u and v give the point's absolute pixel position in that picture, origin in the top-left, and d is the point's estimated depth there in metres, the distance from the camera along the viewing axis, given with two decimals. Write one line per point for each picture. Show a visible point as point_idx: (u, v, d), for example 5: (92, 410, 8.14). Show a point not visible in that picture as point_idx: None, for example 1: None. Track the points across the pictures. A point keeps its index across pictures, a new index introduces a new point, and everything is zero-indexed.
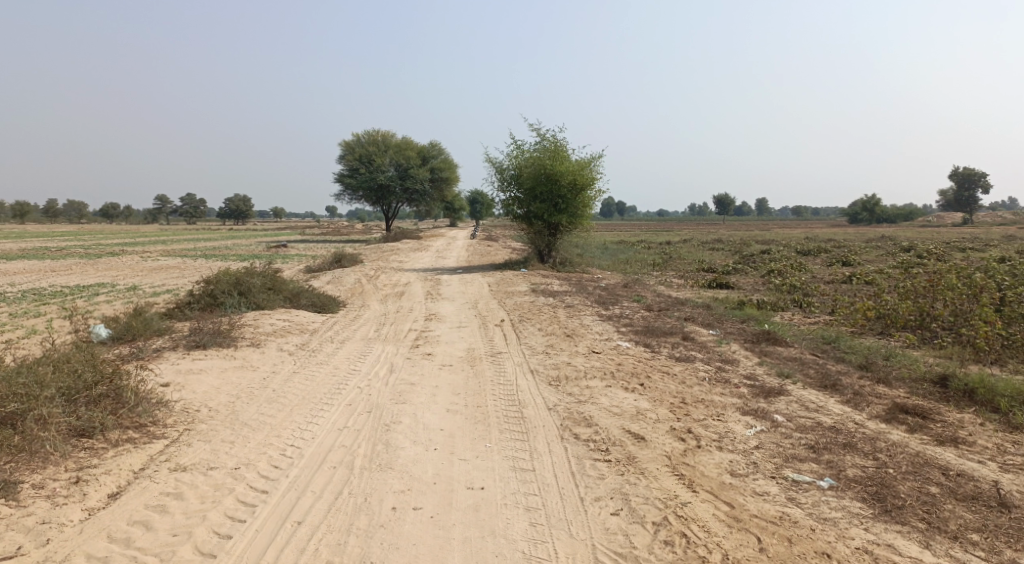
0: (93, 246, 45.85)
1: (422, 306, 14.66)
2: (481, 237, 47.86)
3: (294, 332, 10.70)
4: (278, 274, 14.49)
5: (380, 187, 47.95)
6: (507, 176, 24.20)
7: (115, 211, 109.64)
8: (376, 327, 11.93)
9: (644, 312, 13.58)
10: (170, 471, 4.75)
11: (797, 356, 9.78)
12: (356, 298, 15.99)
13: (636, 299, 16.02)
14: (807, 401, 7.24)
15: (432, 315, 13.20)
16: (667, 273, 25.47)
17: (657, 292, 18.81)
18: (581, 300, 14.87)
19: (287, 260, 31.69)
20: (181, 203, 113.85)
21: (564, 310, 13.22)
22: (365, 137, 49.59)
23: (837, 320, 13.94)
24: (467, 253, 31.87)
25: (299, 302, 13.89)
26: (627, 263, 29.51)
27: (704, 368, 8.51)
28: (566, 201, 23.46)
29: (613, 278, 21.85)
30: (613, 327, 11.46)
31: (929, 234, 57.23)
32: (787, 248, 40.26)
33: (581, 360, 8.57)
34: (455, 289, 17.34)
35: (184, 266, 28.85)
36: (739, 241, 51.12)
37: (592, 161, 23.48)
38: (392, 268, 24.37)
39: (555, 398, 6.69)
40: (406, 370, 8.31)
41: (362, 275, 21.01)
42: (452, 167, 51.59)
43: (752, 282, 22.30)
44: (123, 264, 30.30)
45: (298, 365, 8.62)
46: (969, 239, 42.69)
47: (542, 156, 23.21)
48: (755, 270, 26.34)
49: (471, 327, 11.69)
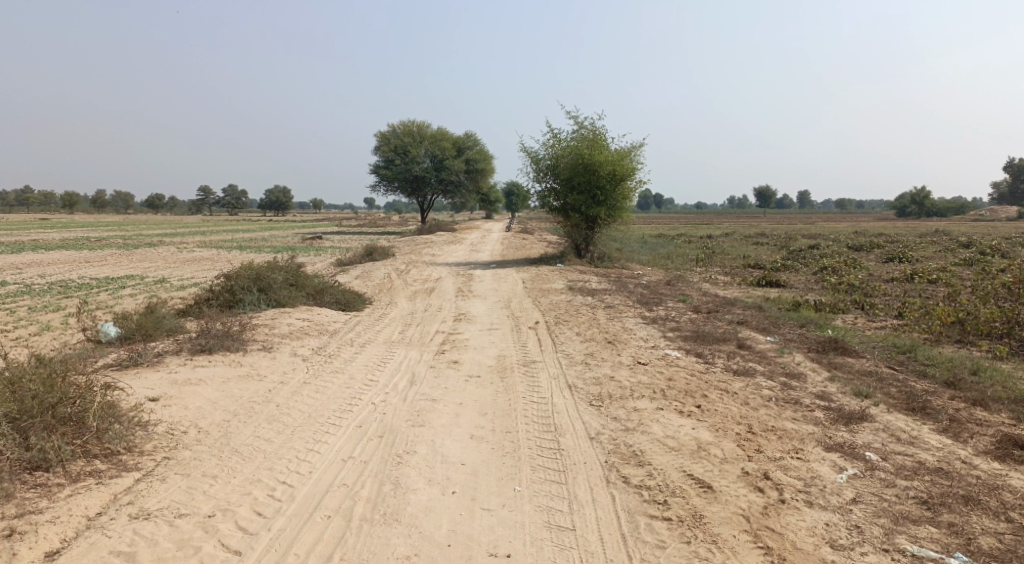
0: (132, 237, 46.40)
1: (451, 304, 13.79)
2: (516, 229, 46.92)
3: (312, 334, 9.95)
4: (301, 269, 13.77)
5: (414, 178, 47.35)
6: (543, 166, 23.15)
7: (158, 201, 111.82)
8: (400, 328, 11.11)
9: (691, 314, 12.47)
10: (129, 520, 3.98)
11: (871, 369, 8.61)
12: (384, 294, 15.22)
13: (680, 299, 14.89)
14: (897, 430, 6.12)
15: (462, 315, 12.34)
16: (711, 269, 24.15)
17: (702, 290, 17.62)
18: (621, 299, 13.82)
19: (319, 252, 31.25)
20: (223, 195, 115.82)
21: (603, 311, 12.20)
22: (400, 128, 49.03)
23: (908, 325, 12.59)
24: (501, 246, 30.96)
25: (322, 299, 13.18)
26: (668, 257, 28.19)
27: (768, 385, 7.44)
28: (605, 192, 22.33)
29: (655, 275, 20.68)
30: (658, 332, 10.41)
31: (987, 228, 54.20)
32: (837, 242, 38.26)
33: (625, 372, 7.59)
34: (487, 286, 16.43)
35: (217, 258, 28.63)
36: (784, 234, 49.23)
37: (633, 150, 22.28)
38: (424, 262, 23.62)
39: (598, 423, 5.71)
40: (428, 382, 7.44)
41: (392, 269, 20.28)
42: (487, 158, 50.67)
43: (804, 280, 20.84)
44: (158, 256, 30.26)
45: (311, 372, 7.81)
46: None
47: (581, 145, 22.10)
48: (806, 267, 24.82)
49: (502, 330, 10.76)
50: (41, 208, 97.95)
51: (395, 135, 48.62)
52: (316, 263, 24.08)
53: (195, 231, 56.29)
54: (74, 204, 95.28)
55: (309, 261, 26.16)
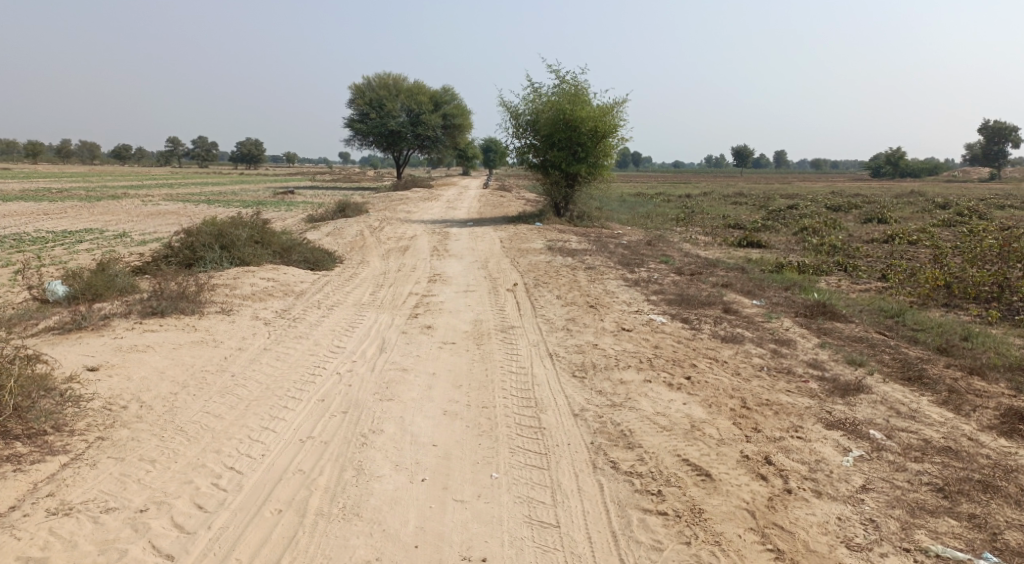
0: (95, 189, 44.58)
1: (425, 264, 13.20)
2: (493, 186, 46.05)
3: (276, 295, 9.33)
4: (267, 225, 13.00)
5: (389, 133, 45.95)
6: (522, 121, 22.31)
7: (123, 153, 107.92)
8: (372, 289, 10.53)
9: (674, 276, 12.06)
10: (47, 517, 3.50)
11: (862, 336, 8.30)
12: (355, 253, 14.54)
13: (662, 260, 14.46)
14: (896, 404, 5.81)
15: (437, 275, 11.79)
16: (691, 229, 23.77)
17: (684, 250, 17.23)
18: (602, 260, 13.36)
19: (290, 208, 30.18)
20: (192, 147, 112.17)
21: (584, 273, 11.73)
22: (374, 79, 47.30)
23: (894, 288, 12.33)
24: (478, 204, 30.21)
25: (289, 257, 12.47)
26: (647, 217, 27.72)
27: (758, 354, 7.07)
28: (586, 149, 21.65)
29: (636, 235, 20.23)
30: (641, 295, 9.98)
31: (961, 190, 54.62)
32: (815, 203, 38.15)
33: (609, 340, 7.15)
34: (463, 245, 15.82)
35: (183, 212, 27.44)
36: (762, 194, 49.08)
37: (615, 106, 21.54)
38: (399, 219, 22.83)
39: (581, 398, 5.30)
40: (399, 350, 6.93)
41: (365, 226, 19.52)
42: (464, 113, 49.32)
43: (786, 240, 20.56)
44: (120, 209, 28.93)
45: (272, 338, 7.23)
46: (1006, 195, 40.41)
47: (561, 99, 21.28)
48: (787, 227, 24.57)
49: (479, 292, 10.25)
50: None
51: (369, 86, 46.93)
52: (287, 220, 23.17)
53: (161, 185, 54.33)
54: (35, 154, 91.57)
55: (279, 216, 25.19)
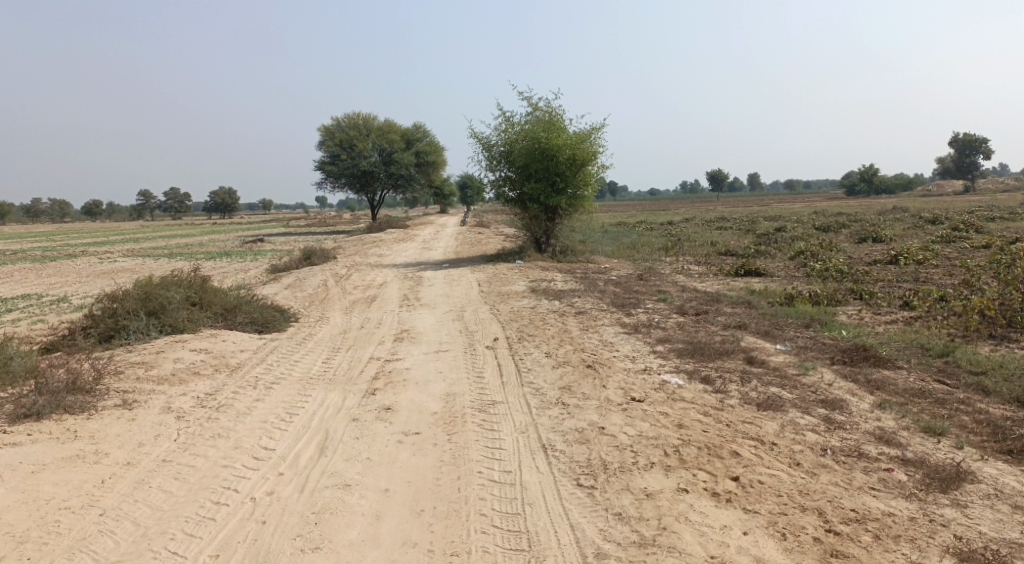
0: (51, 247, 42.38)
1: (393, 317, 11.59)
2: (471, 223, 44.71)
3: (204, 373, 7.60)
4: (207, 282, 11.29)
5: (362, 174, 44.66)
6: (495, 153, 20.99)
7: (94, 207, 105.56)
8: (326, 354, 8.89)
9: (677, 317, 10.58)
10: None
11: (920, 388, 6.85)
12: (314, 308, 12.88)
13: (659, 297, 13.00)
14: (1017, 499, 4.36)
15: (405, 331, 10.20)
16: (681, 258, 22.48)
17: (679, 284, 15.85)
18: (593, 301, 11.87)
19: (254, 257, 28.41)
20: (164, 199, 110.07)
21: (574, 320, 10.20)
22: (344, 121, 46.11)
23: (926, 319, 10.96)
24: (455, 243, 28.72)
25: (233, 320, 10.74)
26: (633, 248, 26.39)
27: (811, 426, 5.58)
28: (565, 179, 20.40)
29: (624, 269, 18.87)
30: (646, 347, 8.44)
31: (940, 203, 54.27)
32: (801, 224, 37.19)
33: (619, 416, 5.58)
34: (437, 291, 14.24)
35: (138, 268, 25.48)
36: (743, 218, 48.29)
37: (594, 133, 20.39)
38: (369, 264, 21.22)
39: (596, 529, 3.84)
40: (346, 448, 5.28)
41: (331, 275, 17.88)
42: (438, 150, 48.27)
43: (784, 266, 19.31)
44: (71, 268, 26.90)
45: (180, 442, 5.49)
46: (989, 206, 39.87)
47: (536, 128, 20.06)
48: (780, 251, 23.39)
49: (454, 351, 8.67)
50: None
51: (339, 128, 45.74)
52: (248, 272, 21.41)
53: (126, 239, 52.30)
54: (2, 214, 89.40)
55: (240, 268, 23.40)
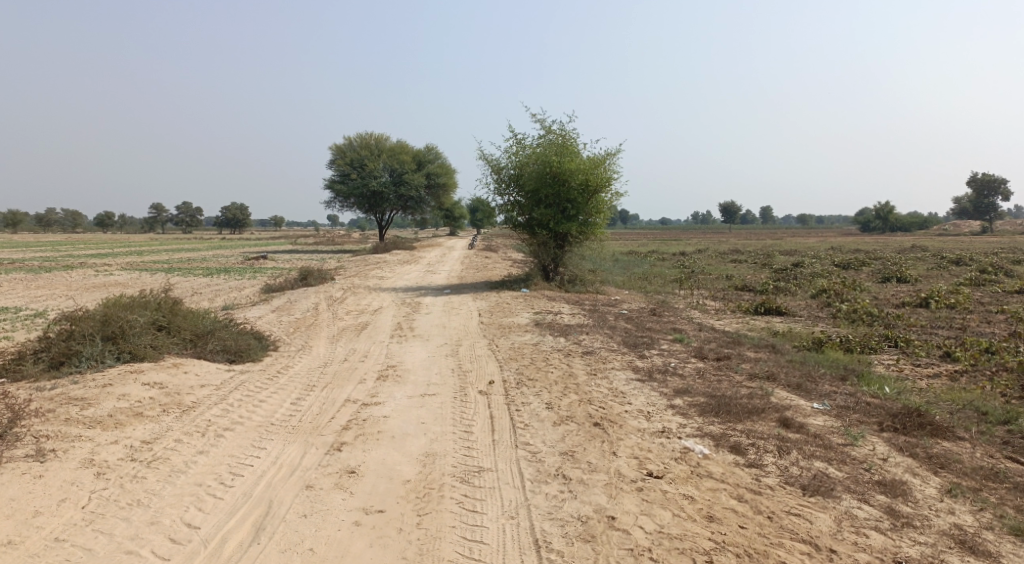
0: (52, 257, 41.63)
1: (381, 349, 10.57)
2: (478, 247, 43.83)
3: (149, 414, 6.54)
4: (180, 305, 10.29)
5: (371, 194, 44.02)
6: (505, 177, 20.08)
7: (105, 218, 105.65)
8: (297, 393, 7.84)
9: (695, 363, 9.49)
10: None
11: (993, 468, 5.70)
12: (300, 335, 11.89)
13: (674, 336, 11.91)
14: None
15: (392, 367, 9.17)
16: (696, 293, 21.36)
17: (696, 322, 14.73)
18: (603, 340, 10.78)
19: (255, 276, 27.57)
20: (177, 213, 110.35)
21: (581, 363, 9.13)
22: (357, 140, 45.65)
23: (975, 375, 9.78)
24: (461, 267, 27.76)
25: (204, 349, 9.73)
26: (646, 280, 25.29)
27: (873, 522, 4.49)
28: (577, 206, 19.47)
29: (636, 302, 17.77)
30: (663, 400, 7.34)
31: (958, 244, 52.86)
32: (819, 261, 35.99)
33: (633, 500, 4.50)
34: (434, 321, 13.20)
35: (133, 283, 24.62)
36: (758, 252, 47.05)
37: (608, 158, 19.49)
38: (368, 287, 20.24)
39: None
40: (288, 534, 4.21)
41: (325, 298, 16.92)
42: (450, 173, 47.60)
43: (806, 306, 18.15)
44: (65, 280, 26.10)
45: (86, 514, 4.45)
46: (1014, 249, 38.52)
47: (548, 151, 19.18)
48: (801, 289, 22.22)
49: (443, 396, 7.58)
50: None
51: (351, 147, 45.26)
52: (242, 292, 20.49)
53: (132, 250, 51.74)
54: (15, 222, 89.80)
55: (236, 288, 22.50)
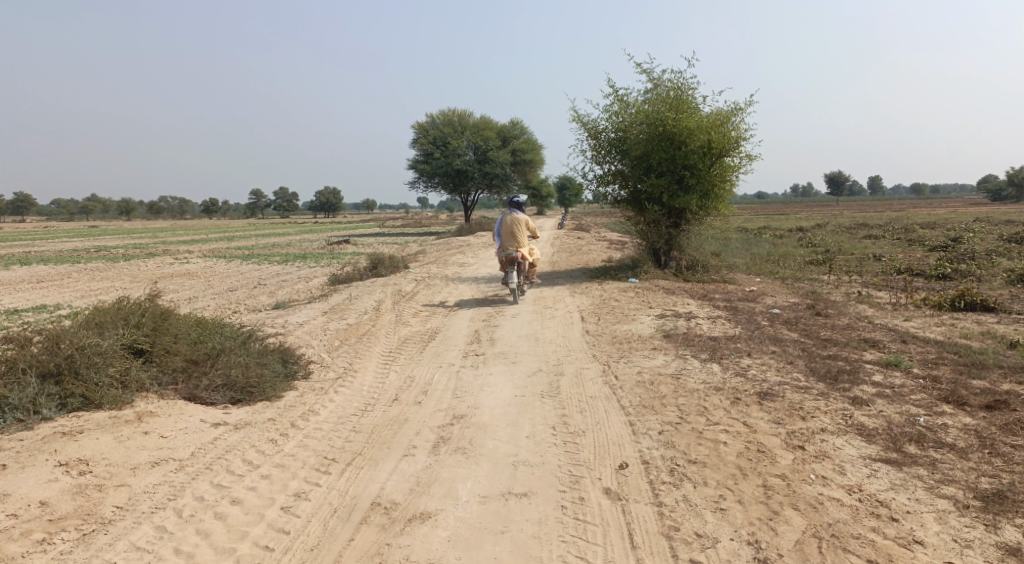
0: (145, 246, 41.78)
1: (449, 380, 7.41)
2: (569, 227, 40.14)
3: (9, 549, 3.72)
4: (173, 315, 7.43)
5: (455, 173, 41.27)
6: (604, 141, 16.38)
7: (210, 206, 109.84)
8: (304, 477, 4.82)
9: (959, 416, 5.66)
10: None
11: None
12: (345, 351, 8.95)
13: (892, 361, 7.61)
14: None
15: (460, 420, 5.98)
16: (849, 280, 16.90)
17: (880, 325, 10.66)
18: (777, 365, 7.14)
19: (329, 263, 25.28)
20: (274, 199, 113.07)
21: (765, 418, 5.54)
22: (439, 117, 42.97)
23: None
24: (552, 250, 24.34)
25: (200, 384, 6.88)
26: (775, 263, 20.87)
27: None
28: (696, 173, 15.59)
29: (781, 295, 13.78)
30: (978, 531, 3.79)
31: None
32: (980, 234, 29.81)
33: None
34: (523, 328, 9.90)
35: (200, 276, 22.75)
36: (888, 225, 40.54)
37: (736, 113, 15.43)
38: (446, 277, 17.22)
39: None
40: None
41: (391, 293, 14.02)
42: (537, 147, 44.03)
43: (1018, 297, 13.46)
44: (138, 271, 24.73)
45: None
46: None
47: (660, 107, 15.37)
48: (989, 271, 17.23)
49: (541, 496, 4.30)
50: (99, 216, 98.13)
51: (433, 124, 42.70)
52: (308, 286, 17.99)
53: (222, 237, 51.78)
54: (130, 211, 94.75)
55: (304, 280, 20.09)
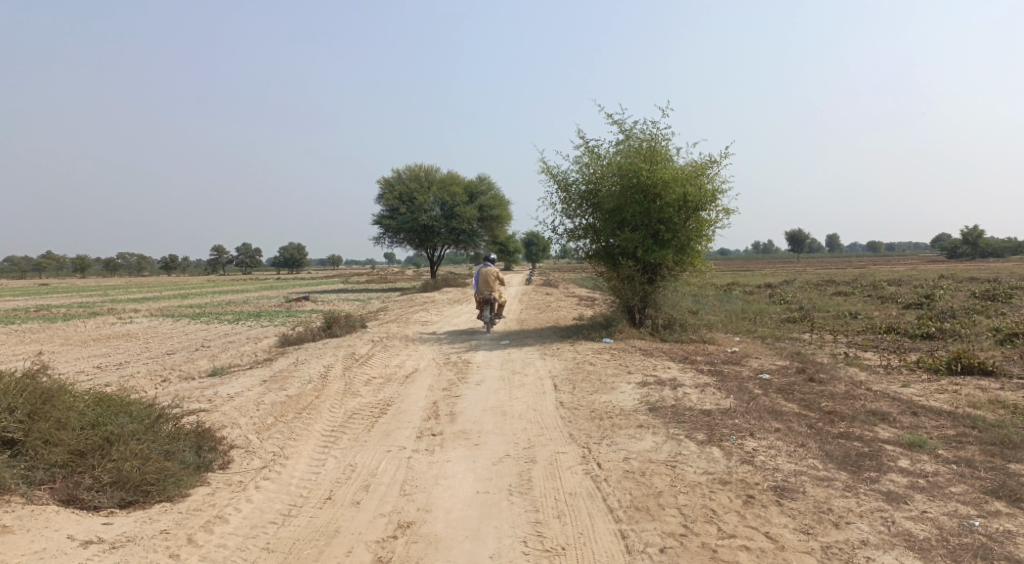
0: (90, 304, 39.43)
1: (399, 468, 6.14)
2: (537, 284, 39.28)
3: None
4: (59, 394, 6.06)
5: (421, 229, 40.40)
6: (575, 194, 15.62)
7: (168, 262, 106.67)
8: None
9: (1018, 520, 4.65)
10: None
11: None
12: (277, 432, 7.60)
13: (913, 441, 6.58)
14: None
15: (407, 531, 4.72)
16: (831, 340, 16.16)
17: (879, 393, 9.75)
18: (786, 448, 6.07)
19: (283, 321, 23.76)
20: (236, 255, 110.69)
21: (789, 526, 4.44)
22: (406, 172, 42.34)
23: None
24: (521, 307, 23.28)
25: (81, 483, 5.48)
26: (750, 321, 20.13)
27: None
28: (671, 228, 14.87)
29: (766, 358, 12.88)
30: None
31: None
32: (947, 291, 29.78)
33: None
34: (488, 399, 8.70)
35: (141, 337, 21.01)
36: (854, 283, 40.65)
37: (711, 166, 14.89)
38: (406, 337, 15.96)
39: None
40: None
41: (344, 356, 12.72)
42: (505, 203, 43.56)
43: (1010, 359, 12.76)
44: (73, 332, 22.82)
45: None
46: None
47: (633, 159, 14.74)
48: (971, 330, 16.67)
49: None
50: (52, 272, 94.39)
51: (399, 180, 41.97)
52: (257, 349, 16.55)
53: (176, 295, 49.59)
54: (85, 266, 91.42)
55: (254, 340, 18.59)
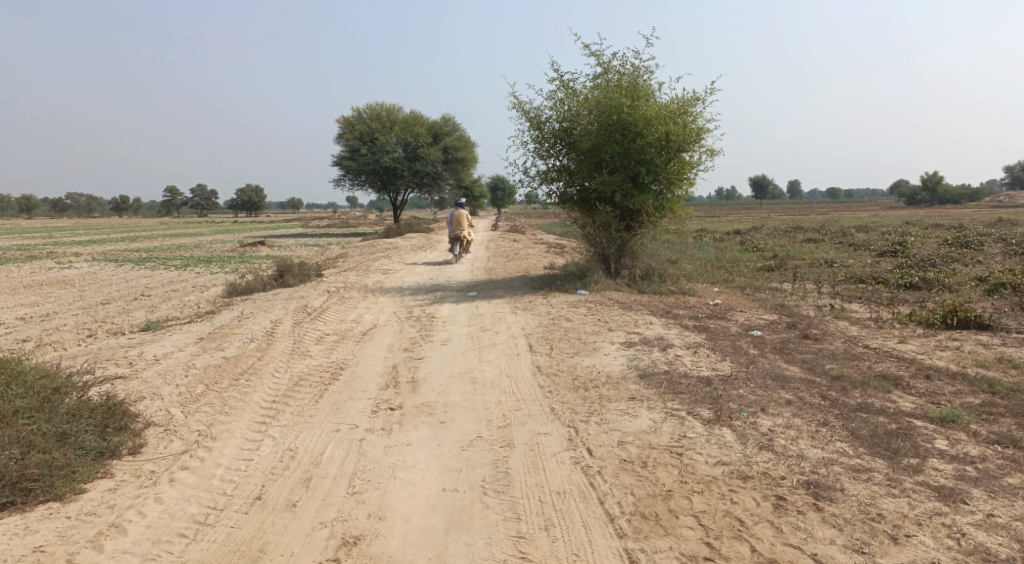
0: (29, 247, 36.83)
1: (349, 455, 5.08)
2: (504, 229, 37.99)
3: None
4: None
5: (382, 171, 38.48)
6: (548, 133, 14.31)
7: (118, 204, 101.80)
8: None
9: None
10: None
11: None
12: (206, 405, 6.44)
13: (945, 415, 5.70)
14: None
15: (354, 551, 3.70)
16: (813, 290, 15.45)
17: (880, 351, 8.98)
18: (807, 428, 5.17)
19: (235, 268, 22.18)
20: (190, 196, 106.16)
21: (837, 545, 3.55)
22: (367, 111, 40.00)
23: None
24: (488, 254, 22.10)
25: None
26: (727, 270, 19.37)
27: None
28: (651, 170, 13.75)
29: (751, 311, 12.06)
30: None
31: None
32: (918, 239, 29.50)
33: None
34: (455, 362, 7.65)
35: (76, 285, 19.28)
36: (822, 230, 40.33)
37: (695, 104, 13.71)
38: (365, 287, 14.75)
39: None
40: None
41: (296, 309, 11.49)
42: (471, 145, 41.74)
43: (1002, 311, 12.18)
44: (2, 278, 20.92)
45: None
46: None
47: (613, 95, 13.44)
48: (954, 279, 16.13)
49: None
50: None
51: (359, 119, 39.58)
52: (202, 299, 15.14)
53: (125, 238, 46.88)
54: (28, 206, 86.53)
55: (201, 290, 17.13)
